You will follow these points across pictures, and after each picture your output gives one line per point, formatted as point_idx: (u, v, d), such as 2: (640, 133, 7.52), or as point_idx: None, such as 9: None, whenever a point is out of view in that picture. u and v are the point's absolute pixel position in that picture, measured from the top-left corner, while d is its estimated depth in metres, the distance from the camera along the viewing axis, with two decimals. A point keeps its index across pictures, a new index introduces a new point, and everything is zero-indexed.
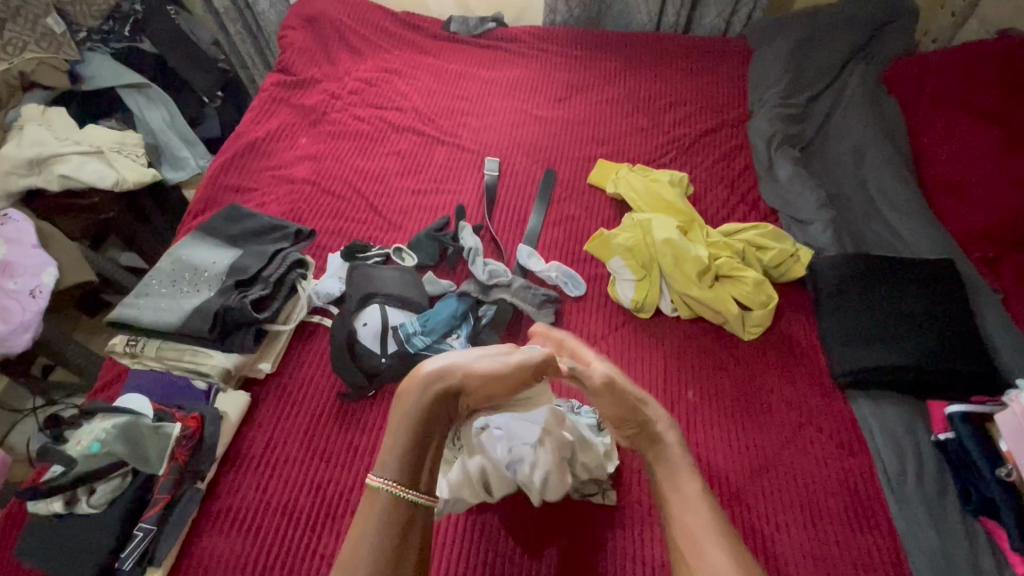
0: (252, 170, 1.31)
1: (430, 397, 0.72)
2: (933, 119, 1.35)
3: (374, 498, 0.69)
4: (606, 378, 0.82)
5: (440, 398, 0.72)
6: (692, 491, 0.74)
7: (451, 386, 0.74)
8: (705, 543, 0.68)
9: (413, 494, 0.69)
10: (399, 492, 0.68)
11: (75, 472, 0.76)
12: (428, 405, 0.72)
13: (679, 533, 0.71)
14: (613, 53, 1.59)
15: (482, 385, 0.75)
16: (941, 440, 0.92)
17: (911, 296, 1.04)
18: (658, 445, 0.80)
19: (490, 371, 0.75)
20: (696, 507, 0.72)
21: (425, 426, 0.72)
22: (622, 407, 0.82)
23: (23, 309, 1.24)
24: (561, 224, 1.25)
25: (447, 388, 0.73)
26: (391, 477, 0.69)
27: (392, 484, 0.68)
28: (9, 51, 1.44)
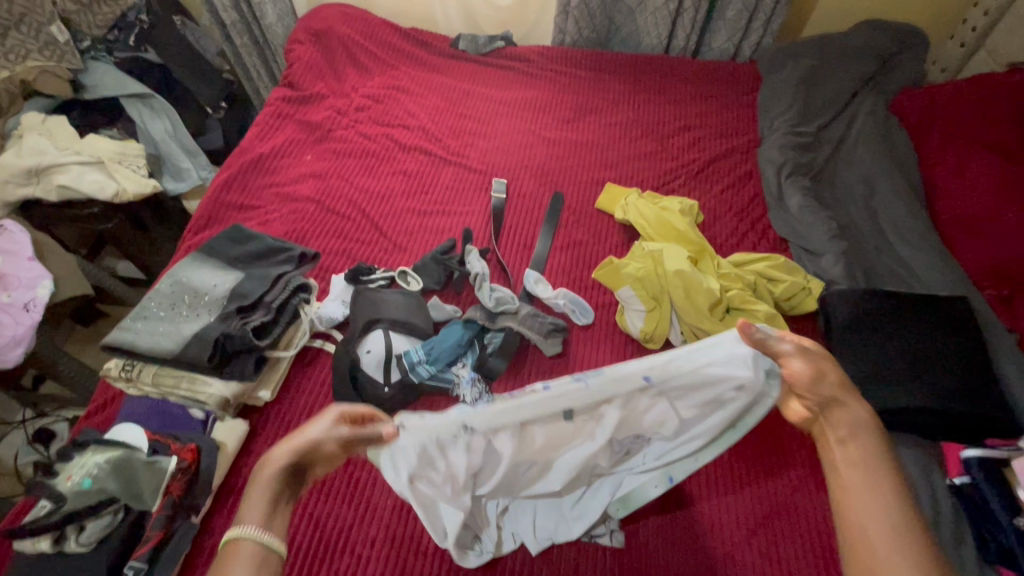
0: (256, 186, 1.29)
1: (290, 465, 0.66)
2: (944, 152, 1.35)
3: (234, 549, 0.59)
4: (798, 347, 0.73)
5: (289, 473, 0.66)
6: (875, 489, 0.64)
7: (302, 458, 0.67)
8: (879, 545, 0.60)
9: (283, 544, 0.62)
10: (265, 539, 0.60)
11: (64, 511, 0.73)
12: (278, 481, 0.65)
13: (850, 532, 0.62)
14: (622, 76, 1.58)
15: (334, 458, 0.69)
16: (957, 484, 0.91)
17: (926, 334, 1.03)
18: (846, 437, 0.69)
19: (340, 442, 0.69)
20: (874, 505, 0.63)
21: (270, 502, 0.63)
22: (813, 376, 0.71)
23: (16, 323, 1.21)
24: (568, 249, 1.23)
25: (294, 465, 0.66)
26: (256, 525, 0.61)
27: (258, 533, 0.60)
28: (10, 58, 1.40)
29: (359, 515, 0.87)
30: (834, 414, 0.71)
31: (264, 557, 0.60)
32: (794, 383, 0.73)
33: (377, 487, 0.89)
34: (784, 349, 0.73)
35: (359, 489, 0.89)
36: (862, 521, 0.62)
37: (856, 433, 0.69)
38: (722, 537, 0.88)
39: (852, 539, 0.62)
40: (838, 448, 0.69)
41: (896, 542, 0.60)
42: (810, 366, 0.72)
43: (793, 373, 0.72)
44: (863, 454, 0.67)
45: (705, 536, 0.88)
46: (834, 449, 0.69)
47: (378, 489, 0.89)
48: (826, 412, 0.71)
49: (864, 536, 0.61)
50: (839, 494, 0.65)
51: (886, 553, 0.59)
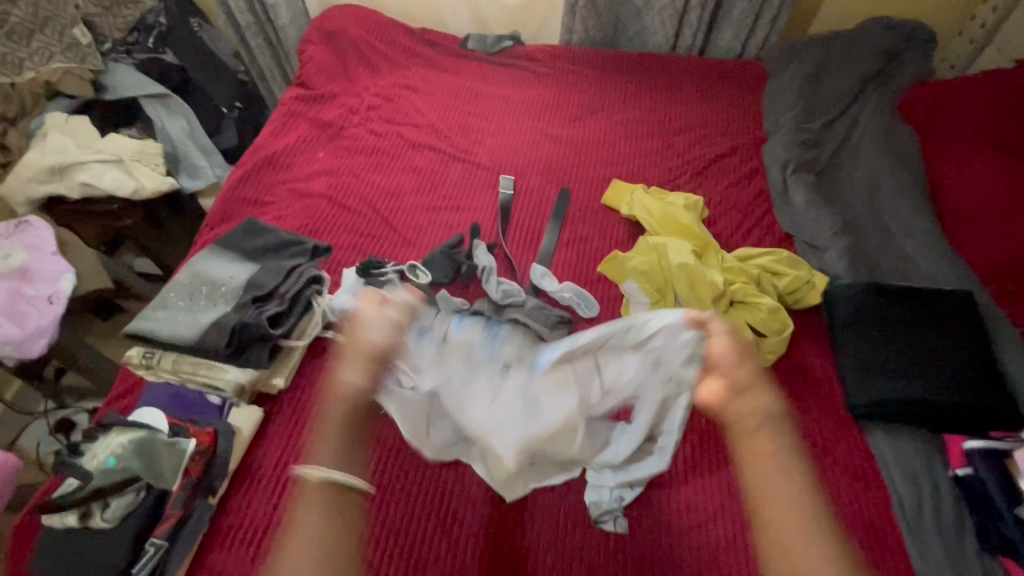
0: (270, 183, 1.33)
1: (364, 381, 0.71)
2: (951, 148, 1.35)
3: (313, 496, 0.63)
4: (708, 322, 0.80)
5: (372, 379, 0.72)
6: (793, 483, 0.63)
7: (366, 379, 0.71)
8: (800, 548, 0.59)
9: (347, 475, 0.64)
10: (335, 475, 0.63)
11: (91, 486, 0.77)
12: (359, 390, 0.70)
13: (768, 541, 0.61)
14: (629, 74, 1.60)
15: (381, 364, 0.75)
16: (959, 475, 0.92)
17: (930, 327, 1.04)
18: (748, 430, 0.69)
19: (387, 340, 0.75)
20: (794, 496, 0.62)
21: (353, 429, 0.68)
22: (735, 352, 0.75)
23: (40, 315, 1.25)
24: (574, 244, 1.25)
25: (370, 365, 0.72)
26: (326, 466, 0.64)
27: (330, 472, 0.64)
28: (35, 60, 1.46)
29: (369, 498, 0.89)
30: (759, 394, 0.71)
31: (335, 497, 0.63)
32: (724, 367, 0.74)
33: (386, 472, 0.92)
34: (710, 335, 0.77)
35: (368, 474, 0.91)
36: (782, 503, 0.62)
37: (776, 421, 0.69)
38: (726, 526, 0.89)
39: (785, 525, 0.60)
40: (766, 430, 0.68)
41: (810, 530, 0.60)
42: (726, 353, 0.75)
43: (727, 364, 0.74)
44: (775, 443, 0.67)
45: (708, 523, 0.89)
46: (756, 430, 0.68)
47: (386, 475, 0.91)
48: (736, 396, 0.72)
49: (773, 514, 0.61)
50: (756, 499, 0.64)
51: (800, 546, 0.59)
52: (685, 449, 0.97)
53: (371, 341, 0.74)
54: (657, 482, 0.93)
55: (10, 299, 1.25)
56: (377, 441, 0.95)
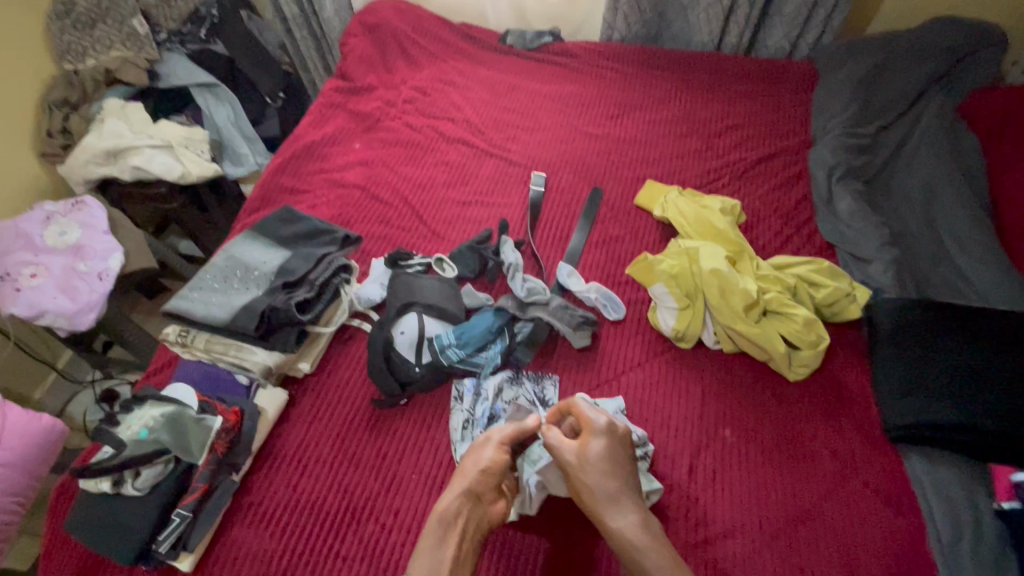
0: (307, 171, 1.36)
1: (461, 491, 0.76)
2: (1017, 158, 1.26)
3: None
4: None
5: (464, 500, 0.75)
6: None
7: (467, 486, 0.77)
8: None
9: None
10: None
11: (124, 455, 0.81)
12: (452, 508, 0.73)
13: None
14: (670, 73, 1.56)
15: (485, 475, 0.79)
16: (1004, 508, 0.85)
17: (980, 350, 0.97)
18: None
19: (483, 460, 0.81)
20: None
21: (437, 535, 0.70)
22: None
23: (91, 290, 1.32)
24: (603, 245, 1.23)
25: (469, 490, 0.76)
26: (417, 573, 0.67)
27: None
28: (99, 48, 1.57)
29: (385, 485, 0.91)
30: (598, 483, 0.78)
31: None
32: (577, 480, 0.79)
33: (403, 462, 0.93)
34: (562, 450, 0.82)
35: (386, 463, 0.93)
36: (644, 569, 0.71)
37: (620, 498, 0.77)
38: (743, 542, 0.87)
39: None
40: (615, 519, 0.75)
41: None
42: (576, 462, 0.80)
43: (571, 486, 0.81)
44: None
45: (723, 537, 0.87)
46: (613, 528, 0.75)
47: (403, 464, 0.93)
48: None
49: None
50: None
51: None
52: (705, 460, 0.95)
53: (469, 465, 0.80)
54: (673, 490, 0.92)
55: (65, 274, 1.33)
56: (397, 431, 0.96)
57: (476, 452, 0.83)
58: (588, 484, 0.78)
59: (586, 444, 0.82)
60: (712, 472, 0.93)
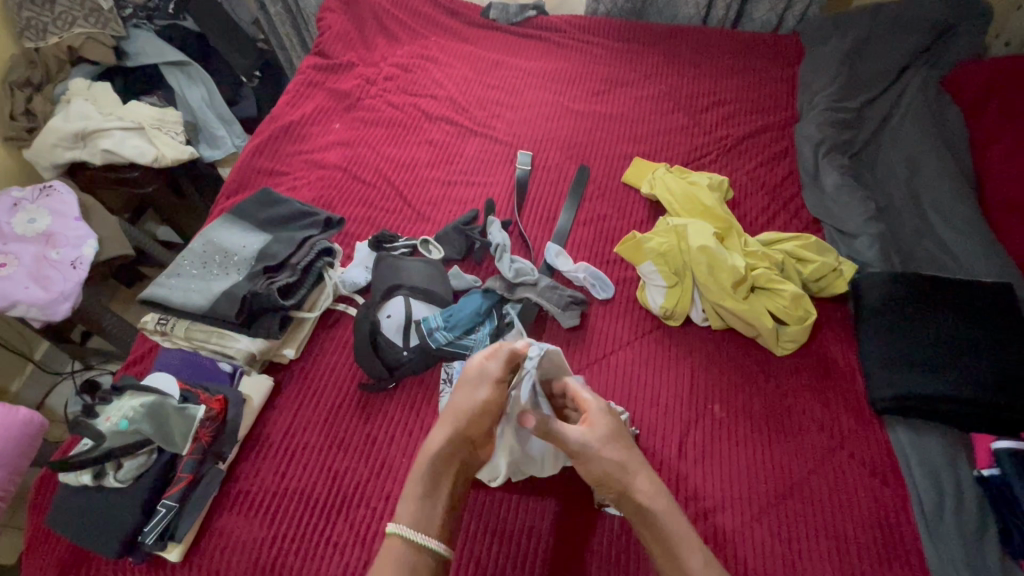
0: (286, 152, 1.32)
1: (453, 437, 0.75)
2: (1000, 131, 1.27)
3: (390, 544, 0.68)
4: None
5: (454, 445, 0.75)
6: None
7: (460, 432, 0.76)
8: None
9: (424, 538, 0.69)
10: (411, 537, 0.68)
11: (103, 448, 0.79)
12: (443, 455, 0.74)
13: None
14: (656, 47, 1.53)
15: (479, 420, 0.78)
16: (984, 475, 0.88)
17: (961, 321, 0.99)
18: None
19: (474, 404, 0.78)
20: None
21: (429, 484, 0.72)
22: None
23: (65, 279, 1.28)
24: (592, 223, 1.22)
25: (460, 434, 0.76)
26: (406, 524, 0.69)
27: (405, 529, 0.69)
28: (59, 25, 1.48)
29: (375, 470, 0.90)
30: (616, 460, 0.76)
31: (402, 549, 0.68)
32: (597, 459, 0.76)
33: (393, 446, 0.92)
34: (575, 436, 0.77)
35: (376, 447, 0.92)
36: (676, 531, 0.72)
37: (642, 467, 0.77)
38: (734, 513, 0.87)
39: (668, 547, 0.71)
40: (643, 486, 0.75)
41: None
42: (598, 442, 0.76)
43: (587, 471, 0.77)
44: None
45: (717, 511, 0.88)
46: (642, 497, 0.74)
47: (393, 448, 0.92)
48: None
49: (671, 548, 0.71)
50: None
51: None
52: (696, 435, 0.95)
53: (464, 405, 0.77)
54: (663, 466, 0.92)
55: (37, 263, 1.29)
56: (386, 415, 0.95)
57: (466, 386, 0.79)
58: (611, 461, 0.76)
59: (593, 423, 0.79)
60: (701, 448, 0.94)
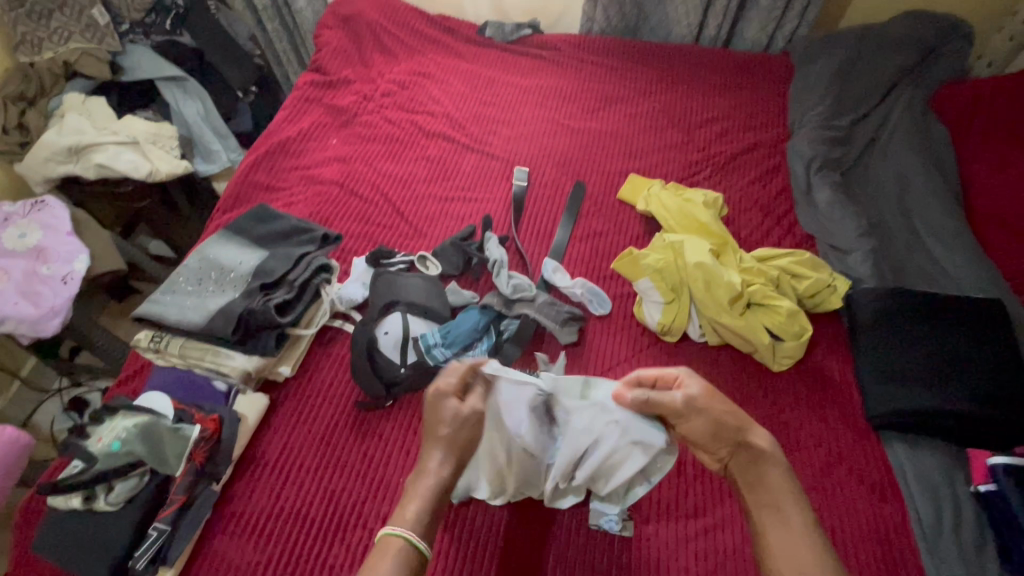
0: (283, 168, 1.32)
1: (446, 455, 0.77)
2: (986, 149, 1.30)
3: (387, 544, 0.70)
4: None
5: (449, 463, 0.76)
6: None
7: (455, 459, 0.77)
8: None
9: (426, 544, 0.71)
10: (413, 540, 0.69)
11: (94, 470, 0.78)
12: (443, 472, 0.75)
13: None
14: (650, 66, 1.56)
15: (462, 439, 0.78)
16: (982, 492, 0.88)
17: (955, 336, 1.00)
18: None
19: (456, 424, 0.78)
20: None
21: (432, 500, 0.73)
22: None
23: (55, 295, 1.26)
24: (588, 239, 1.22)
25: (451, 453, 0.77)
26: (409, 527, 0.71)
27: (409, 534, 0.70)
28: (55, 40, 1.49)
29: (372, 488, 0.89)
30: (723, 416, 0.78)
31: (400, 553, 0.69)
32: (704, 413, 0.78)
33: (388, 465, 0.91)
34: (678, 398, 0.80)
35: (372, 466, 0.91)
36: (778, 483, 0.74)
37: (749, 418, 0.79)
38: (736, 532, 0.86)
39: (770, 497, 0.73)
40: (758, 437, 0.77)
41: None
42: (704, 399, 0.79)
43: (690, 428, 0.80)
44: None
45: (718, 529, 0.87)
46: (758, 446, 0.76)
47: (389, 467, 0.91)
48: None
49: (780, 504, 0.72)
50: None
51: None
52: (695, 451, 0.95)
53: (447, 417, 0.78)
54: (663, 483, 0.92)
55: (27, 278, 1.27)
56: (382, 433, 0.94)
57: (438, 418, 0.79)
58: (721, 418, 0.78)
59: (691, 388, 0.80)
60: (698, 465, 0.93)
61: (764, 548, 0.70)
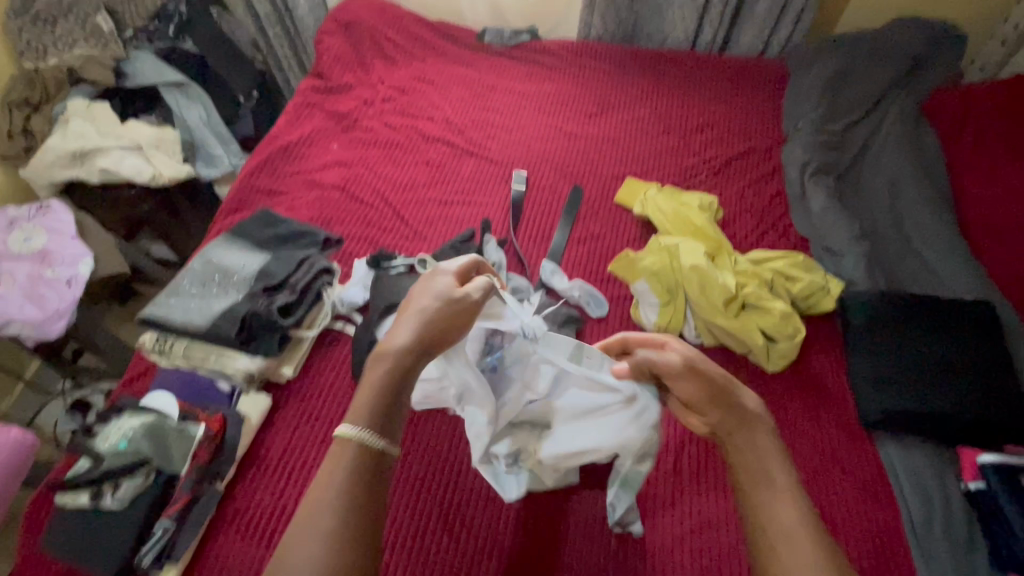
0: (285, 172, 1.34)
1: (413, 341, 0.73)
2: (977, 154, 1.32)
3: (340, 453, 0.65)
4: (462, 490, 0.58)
5: (416, 342, 0.73)
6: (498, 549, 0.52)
7: (422, 337, 0.74)
8: None
9: (378, 442, 0.66)
10: (365, 442, 0.65)
11: (103, 468, 0.81)
12: (405, 355, 0.72)
13: None
14: (646, 71, 1.58)
15: (438, 325, 0.75)
16: (972, 490, 0.90)
17: (945, 337, 1.02)
18: None
19: (435, 303, 0.76)
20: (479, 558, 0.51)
21: (387, 395, 0.69)
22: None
23: (59, 297, 1.28)
24: (585, 242, 1.24)
25: (420, 335, 0.74)
26: (361, 427, 0.66)
27: (360, 436, 0.65)
28: (60, 47, 1.55)
29: None
30: (714, 373, 0.77)
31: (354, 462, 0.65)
32: (691, 372, 0.78)
33: None
34: (672, 357, 0.80)
35: None
36: (767, 445, 0.71)
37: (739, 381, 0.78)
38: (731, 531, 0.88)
39: (759, 457, 0.70)
40: (748, 397, 0.75)
41: None
42: (698, 359, 0.79)
43: (685, 391, 0.79)
44: None
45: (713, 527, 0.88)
46: (749, 408, 0.74)
47: None
48: None
49: (770, 465, 0.69)
50: None
51: None
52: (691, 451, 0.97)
53: (423, 302, 0.76)
54: (659, 483, 0.93)
55: (31, 281, 1.29)
56: None
57: (422, 295, 0.78)
58: (712, 377, 0.76)
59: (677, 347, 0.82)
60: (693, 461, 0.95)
61: (751, 504, 0.67)
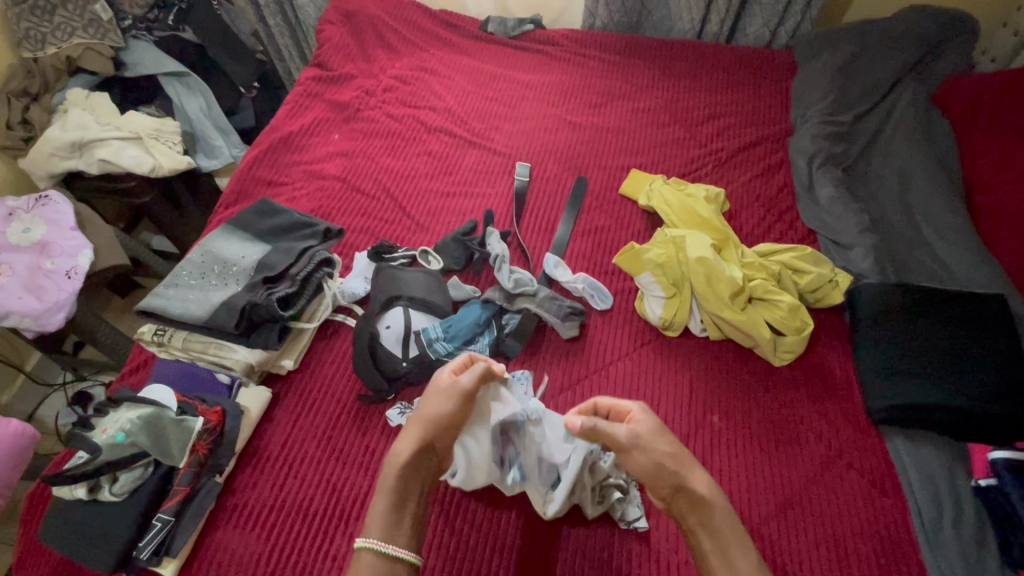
0: (285, 163, 1.32)
1: (413, 451, 0.79)
2: (988, 145, 1.29)
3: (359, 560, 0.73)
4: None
5: (418, 451, 0.80)
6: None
7: (425, 444, 0.80)
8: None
9: (391, 548, 0.73)
10: (380, 547, 0.73)
11: (101, 460, 0.78)
12: (409, 465, 0.79)
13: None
14: (652, 61, 1.56)
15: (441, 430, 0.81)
16: (982, 485, 0.88)
17: (956, 331, 1.00)
18: None
19: (441, 413, 0.81)
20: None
21: (396, 497, 0.77)
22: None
23: (59, 289, 1.27)
24: (590, 234, 1.23)
25: (423, 442, 0.80)
26: (374, 536, 0.74)
27: (375, 543, 0.73)
28: (59, 35, 1.49)
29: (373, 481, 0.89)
30: (660, 454, 0.79)
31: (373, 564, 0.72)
32: (637, 452, 0.79)
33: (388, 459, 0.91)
34: (622, 431, 0.80)
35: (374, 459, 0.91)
36: (721, 527, 0.75)
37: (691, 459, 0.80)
38: None
39: (714, 539, 0.74)
40: (696, 476, 0.78)
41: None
42: (650, 434, 0.80)
43: (633, 464, 0.79)
44: None
45: None
46: (698, 487, 0.77)
47: None
48: None
49: (727, 544, 0.73)
50: None
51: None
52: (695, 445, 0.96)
53: (430, 412, 0.81)
54: None
55: (31, 273, 1.27)
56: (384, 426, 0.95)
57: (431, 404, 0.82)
58: (661, 458, 0.78)
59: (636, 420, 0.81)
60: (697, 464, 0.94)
61: None
